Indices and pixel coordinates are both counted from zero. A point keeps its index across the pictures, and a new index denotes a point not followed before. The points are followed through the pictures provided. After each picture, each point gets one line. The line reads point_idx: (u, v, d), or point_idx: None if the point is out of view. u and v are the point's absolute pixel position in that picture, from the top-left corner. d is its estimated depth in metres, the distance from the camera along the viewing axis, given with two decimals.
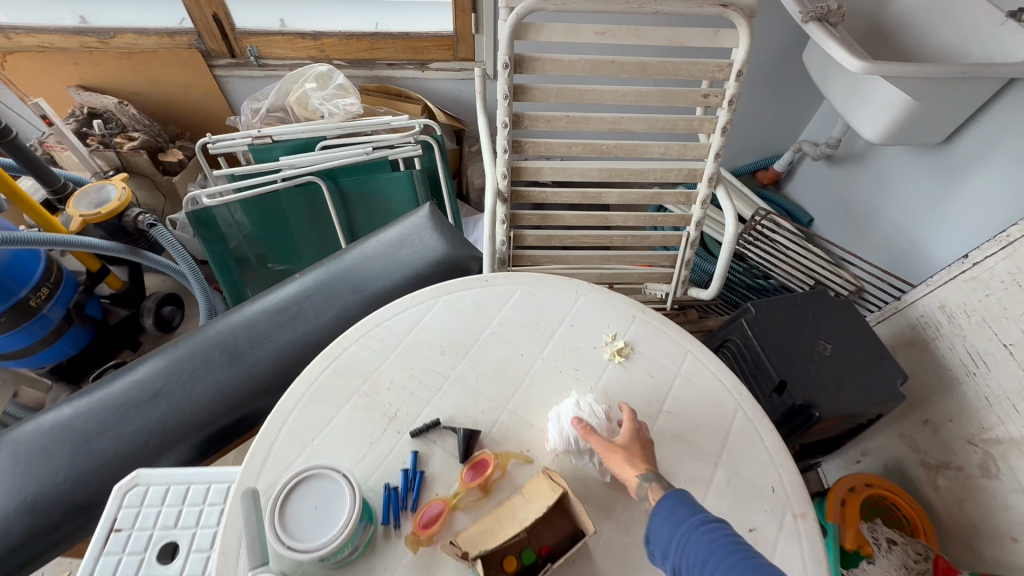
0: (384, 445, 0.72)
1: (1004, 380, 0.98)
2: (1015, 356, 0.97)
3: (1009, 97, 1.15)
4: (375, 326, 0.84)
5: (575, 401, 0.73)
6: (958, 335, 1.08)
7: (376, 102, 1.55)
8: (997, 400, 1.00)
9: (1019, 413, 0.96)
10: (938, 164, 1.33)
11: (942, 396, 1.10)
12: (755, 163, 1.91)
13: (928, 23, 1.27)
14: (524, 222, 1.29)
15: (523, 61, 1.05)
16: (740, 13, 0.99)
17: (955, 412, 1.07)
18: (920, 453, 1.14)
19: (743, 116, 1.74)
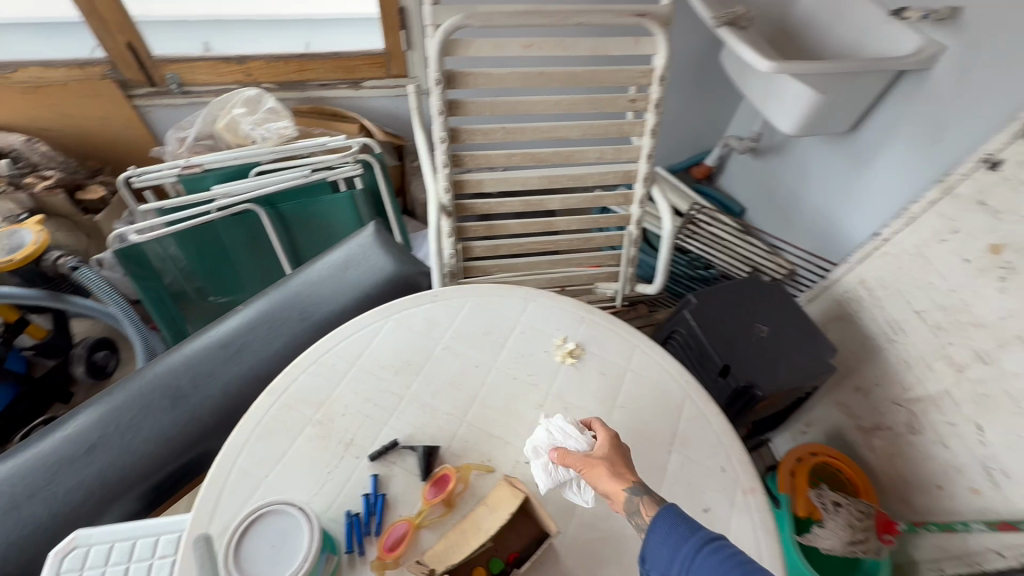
0: (343, 472, 0.71)
1: (919, 344, 1.08)
2: (926, 322, 1.06)
3: (901, 87, 1.27)
4: (325, 352, 0.83)
5: (546, 427, 0.68)
6: (877, 307, 1.17)
7: (311, 123, 1.52)
8: (915, 363, 1.09)
9: (934, 373, 1.05)
10: (847, 151, 1.44)
11: (869, 364, 1.19)
12: (688, 160, 2.01)
13: (827, 23, 1.38)
14: (471, 234, 1.30)
15: (454, 77, 1.07)
16: (657, 22, 1.05)
17: (881, 377, 1.16)
18: (855, 418, 1.23)
19: (672, 116, 1.83)
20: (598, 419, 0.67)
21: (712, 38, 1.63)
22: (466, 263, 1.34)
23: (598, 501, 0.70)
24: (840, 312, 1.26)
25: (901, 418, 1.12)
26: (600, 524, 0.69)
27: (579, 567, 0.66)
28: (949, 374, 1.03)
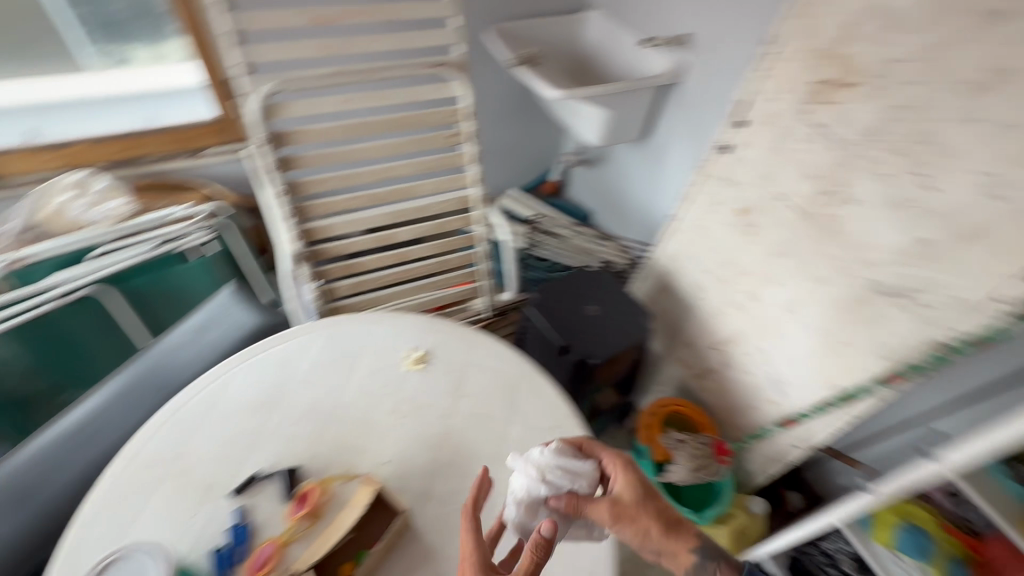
0: (205, 514, 0.74)
1: (715, 296, 1.34)
2: (714, 277, 1.32)
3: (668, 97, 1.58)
4: (178, 410, 0.86)
5: (542, 471, 0.74)
6: (683, 273, 1.42)
7: (151, 198, 1.51)
8: (716, 312, 1.34)
9: (728, 316, 1.31)
10: (646, 153, 1.74)
11: (689, 321, 1.44)
12: (535, 179, 2.25)
13: (607, 53, 1.67)
14: (330, 276, 1.38)
15: (281, 136, 1.16)
16: (453, 69, 1.23)
17: (699, 329, 1.41)
18: (691, 368, 1.46)
19: (509, 144, 2.06)
20: (613, 463, 0.79)
21: (508, 77, 1.86)
22: (333, 304, 1.41)
23: (451, 478, 0.81)
24: (661, 284, 1.50)
25: (718, 359, 1.36)
26: (455, 496, 0.80)
27: (439, 537, 0.76)
28: (738, 315, 1.28)
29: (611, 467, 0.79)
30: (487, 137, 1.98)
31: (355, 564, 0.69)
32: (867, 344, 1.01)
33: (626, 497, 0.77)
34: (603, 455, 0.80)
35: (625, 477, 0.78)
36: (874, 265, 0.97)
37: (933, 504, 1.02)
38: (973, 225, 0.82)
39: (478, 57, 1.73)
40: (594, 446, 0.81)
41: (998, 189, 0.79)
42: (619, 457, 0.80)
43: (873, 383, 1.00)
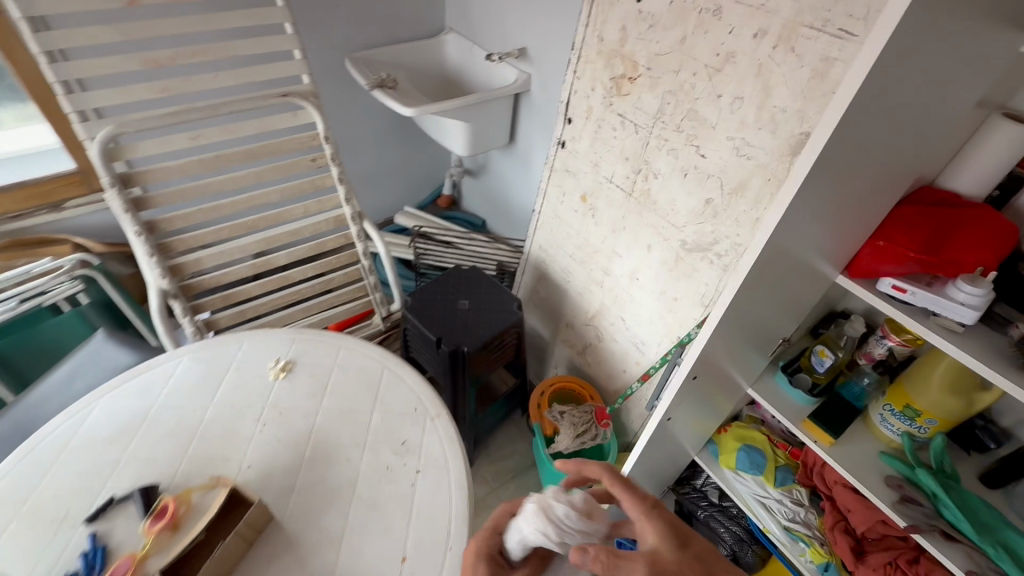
0: (57, 545, 0.75)
1: (578, 277, 1.47)
2: (575, 260, 1.46)
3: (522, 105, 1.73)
4: (28, 453, 0.86)
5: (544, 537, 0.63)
6: (552, 261, 1.55)
7: (11, 256, 1.44)
8: (581, 292, 1.48)
9: (591, 294, 1.44)
10: (516, 158, 1.88)
11: (563, 304, 1.56)
12: (429, 196, 2.34)
13: (466, 70, 1.81)
14: (210, 309, 1.39)
15: (132, 177, 1.18)
16: (302, 97, 1.30)
17: (572, 310, 1.53)
18: (574, 348, 1.58)
19: (396, 166, 2.14)
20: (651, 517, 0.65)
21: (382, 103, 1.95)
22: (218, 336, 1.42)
23: (314, 471, 0.87)
24: (537, 274, 1.62)
25: (592, 334, 1.49)
26: (318, 486, 0.85)
27: (301, 526, 0.81)
28: (598, 292, 1.42)
29: (636, 511, 0.66)
30: (362, 165, 2.03)
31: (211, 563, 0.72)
32: (690, 297, 1.16)
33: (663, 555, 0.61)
34: (631, 500, 0.67)
35: (653, 523, 0.64)
36: (681, 228, 1.13)
37: (766, 425, 1.19)
38: (737, 183, 0.99)
39: (336, 86, 1.79)
40: (621, 486, 0.68)
41: (746, 150, 0.95)
42: (642, 495, 0.67)
43: (698, 329, 1.15)
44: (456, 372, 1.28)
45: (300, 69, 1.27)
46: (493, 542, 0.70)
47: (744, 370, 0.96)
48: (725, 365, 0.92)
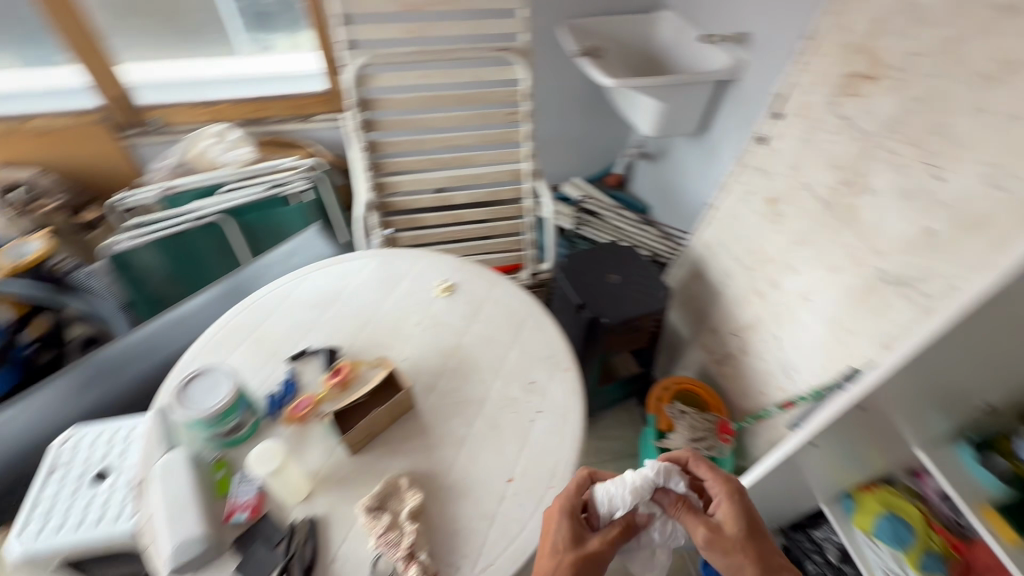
0: (267, 369, 0.98)
1: (739, 283, 1.38)
2: (740, 265, 1.37)
3: (726, 94, 1.63)
4: (260, 297, 1.12)
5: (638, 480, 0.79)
6: (714, 260, 1.47)
7: (270, 151, 1.85)
8: (739, 298, 1.39)
9: (749, 303, 1.35)
10: (703, 148, 1.80)
11: (714, 307, 1.48)
12: (600, 171, 2.35)
13: (674, 50, 1.76)
14: (396, 227, 1.61)
15: (368, 102, 1.41)
16: (517, 54, 1.40)
17: (722, 315, 1.45)
18: (712, 354, 1.50)
19: (577, 136, 2.18)
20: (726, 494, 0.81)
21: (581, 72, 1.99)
22: None
23: (453, 379, 0.98)
24: (692, 270, 1.56)
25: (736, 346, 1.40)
26: (453, 393, 0.96)
27: (434, 421, 0.92)
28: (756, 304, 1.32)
29: (716, 488, 0.82)
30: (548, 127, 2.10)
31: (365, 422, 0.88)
32: (867, 335, 1.03)
33: (726, 524, 0.78)
34: (714, 481, 0.83)
35: (729, 503, 0.80)
36: (884, 255, 0.99)
37: (926, 502, 0.99)
38: (975, 216, 0.84)
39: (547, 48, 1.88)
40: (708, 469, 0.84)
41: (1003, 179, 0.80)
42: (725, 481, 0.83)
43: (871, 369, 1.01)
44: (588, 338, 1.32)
45: (522, 27, 1.37)
46: (579, 500, 0.80)
47: (917, 425, 0.84)
48: (892, 410, 0.81)
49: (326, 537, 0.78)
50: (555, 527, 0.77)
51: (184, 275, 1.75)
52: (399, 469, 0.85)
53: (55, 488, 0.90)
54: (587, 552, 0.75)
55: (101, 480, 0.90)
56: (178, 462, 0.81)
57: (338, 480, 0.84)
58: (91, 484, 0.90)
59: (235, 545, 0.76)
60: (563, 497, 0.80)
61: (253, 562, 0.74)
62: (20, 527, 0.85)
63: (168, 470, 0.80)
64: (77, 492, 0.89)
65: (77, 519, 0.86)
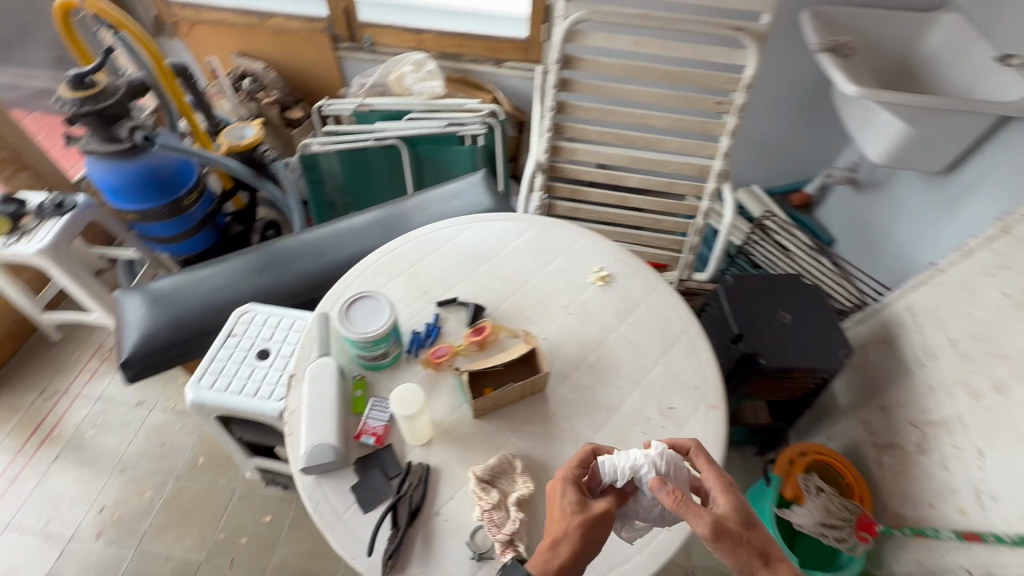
0: (416, 306, 1.01)
1: (945, 369, 1.12)
2: (955, 349, 1.11)
3: (1006, 134, 1.29)
4: (423, 234, 1.14)
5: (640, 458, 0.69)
6: (917, 332, 1.21)
7: (457, 89, 1.87)
8: (937, 386, 1.13)
9: (951, 397, 1.09)
10: (942, 192, 1.47)
11: (896, 385, 1.24)
12: (787, 185, 2.05)
13: (946, 65, 1.42)
14: (557, 194, 1.56)
15: (571, 60, 1.33)
16: (752, 37, 1.22)
17: (905, 398, 1.20)
18: (873, 436, 1.27)
19: (776, 140, 1.91)
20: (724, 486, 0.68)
21: (809, 70, 1.71)
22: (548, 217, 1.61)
23: (588, 377, 0.92)
24: (883, 333, 1.30)
25: (914, 440, 1.16)
26: (585, 391, 0.91)
27: (559, 413, 0.88)
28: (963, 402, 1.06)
29: (714, 482, 0.69)
30: (751, 124, 1.86)
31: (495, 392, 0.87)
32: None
33: (725, 518, 0.66)
34: (711, 472, 0.70)
35: (729, 495, 0.67)
36: None
37: None
38: None
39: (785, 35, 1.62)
40: (704, 460, 0.71)
41: None
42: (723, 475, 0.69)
43: None
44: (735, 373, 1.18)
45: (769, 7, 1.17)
46: (578, 470, 0.72)
47: None
48: None
49: (436, 489, 0.79)
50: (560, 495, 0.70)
51: (355, 188, 1.88)
52: (515, 449, 0.84)
53: (228, 351, 1.02)
54: (595, 520, 0.67)
55: (263, 358, 1.01)
56: (327, 369, 0.87)
57: (457, 438, 0.84)
58: (254, 359, 1.01)
59: (358, 464, 0.80)
60: (564, 469, 0.72)
61: (370, 487, 0.78)
62: (197, 375, 0.99)
63: (318, 373, 0.86)
64: (242, 361, 1.01)
65: (238, 385, 0.98)
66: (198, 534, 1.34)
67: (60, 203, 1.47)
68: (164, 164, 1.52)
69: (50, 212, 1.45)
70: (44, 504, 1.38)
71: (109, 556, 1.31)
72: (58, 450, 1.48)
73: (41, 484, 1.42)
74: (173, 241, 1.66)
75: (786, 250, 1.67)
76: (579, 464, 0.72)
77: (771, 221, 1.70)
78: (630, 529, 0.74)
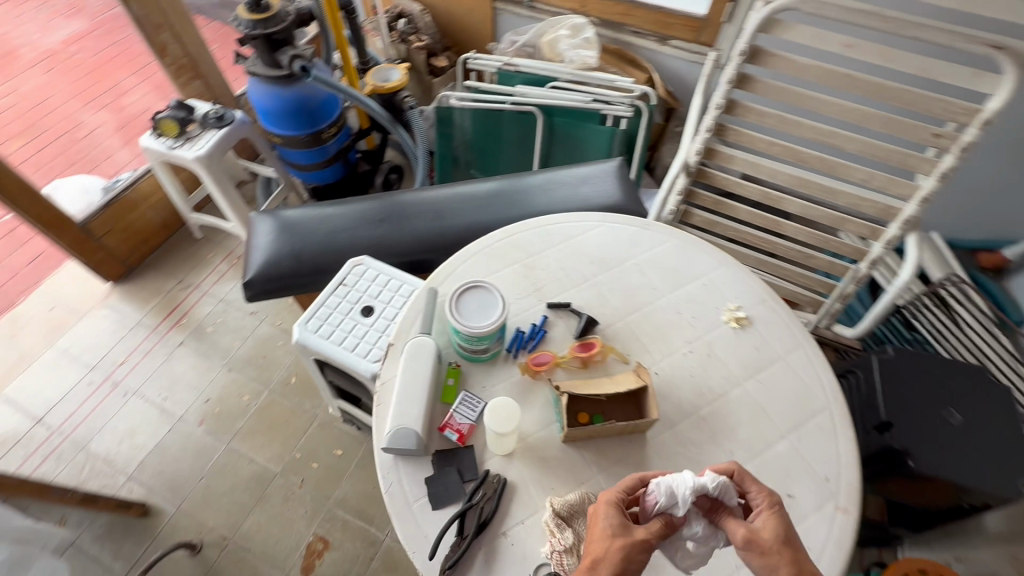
0: (526, 302, 0.94)
1: None
2: None
3: None
4: (548, 224, 1.06)
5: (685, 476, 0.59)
6: None
7: (610, 61, 1.73)
8: None
9: None
10: None
11: None
12: (979, 242, 1.68)
13: None
14: (697, 202, 1.39)
15: (759, 54, 1.13)
16: (1015, 60, 0.94)
17: None
18: None
19: (985, 187, 1.55)
20: (767, 499, 0.60)
21: None
22: (680, 225, 1.45)
23: (699, 432, 0.81)
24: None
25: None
26: (690, 447, 0.80)
27: (656, 464, 0.79)
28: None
29: (757, 499, 0.60)
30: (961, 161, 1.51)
31: (591, 421, 0.79)
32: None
33: (763, 534, 0.57)
34: (755, 491, 0.61)
35: (773, 513, 0.58)
36: None
37: None
38: None
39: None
40: (747, 479, 0.62)
41: None
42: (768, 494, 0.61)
43: None
44: (870, 463, 1.00)
45: None
46: (623, 492, 0.63)
47: None
48: None
49: (509, 507, 0.75)
50: (600, 516, 0.61)
51: (482, 149, 1.84)
52: (600, 489, 0.76)
53: (336, 300, 1.04)
54: (639, 546, 0.58)
55: (367, 315, 1.01)
56: (425, 350, 0.84)
57: (540, 458, 0.78)
58: (358, 314, 1.02)
59: (437, 456, 0.77)
60: (607, 494, 0.63)
61: (443, 484, 0.75)
62: (305, 316, 1.01)
63: (417, 352, 0.84)
64: (347, 314, 1.02)
65: (340, 336, 0.99)
66: (279, 448, 1.45)
67: (221, 116, 1.57)
68: (314, 96, 1.56)
69: (213, 123, 1.56)
70: (165, 382, 1.56)
71: (206, 444, 1.46)
72: (183, 337, 1.66)
73: (165, 363, 1.60)
74: (308, 170, 1.74)
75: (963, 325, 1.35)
76: (626, 489, 0.63)
77: (952, 288, 1.37)
78: (686, 555, 0.61)
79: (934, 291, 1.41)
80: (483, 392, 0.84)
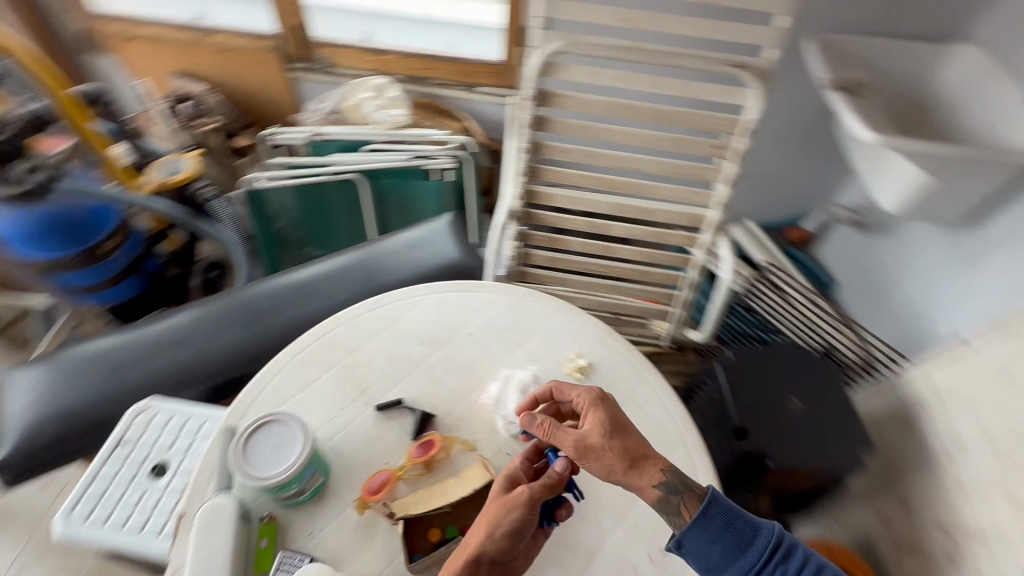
0: (349, 414, 0.81)
1: (976, 470, 0.89)
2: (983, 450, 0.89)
3: None
4: (367, 310, 0.94)
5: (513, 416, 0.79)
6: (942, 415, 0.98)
7: (424, 116, 1.70)
8: (967, 485, 0.90)
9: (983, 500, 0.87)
10: (959, 237, 1.27)
11: (915, 472, 1.02)
12: (781, 219, 1.78)
13: (969, 103, 1.20)
14: (534, 242, 1.38)
15: (548, 95, 1.16)
16: (751, 74, 1.06)
17: (926, 494, 0.98)
18: (893, 533, 1.04)
19: (761, 168, 1.64)
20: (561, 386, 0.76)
21: (814, 98, 1.46)
22: (524, 267, 1.43)
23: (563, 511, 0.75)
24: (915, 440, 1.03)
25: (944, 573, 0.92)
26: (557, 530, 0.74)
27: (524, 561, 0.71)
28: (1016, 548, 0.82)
29: (581, 402, 0.72)
30: (750, 159, 1.61)
31: (444, 535, 0.69)
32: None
33: (593, 433, 0.68)
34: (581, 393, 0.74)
35: (594, 412, 0.70)
36: None
37: None
38: None
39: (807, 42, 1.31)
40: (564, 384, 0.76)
41: None
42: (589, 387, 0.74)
43: None
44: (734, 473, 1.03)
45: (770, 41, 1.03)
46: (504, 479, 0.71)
47: None
48: None
49: None
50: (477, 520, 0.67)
51: (311, 223, 1.67)
52: None
53: (113, 468, 0.84)
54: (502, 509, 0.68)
55: (158, 477, 0.84)
56: (223, 516, 0.67)
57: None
58: (145, 480, 0.84)
59: None
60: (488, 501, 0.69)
61: None
62: (68, 503, 0.82)
63: (208, 523, 0.66)
64: (128, 483, 0.83)
65: (122, 516, 0.81)
66: None
67: None
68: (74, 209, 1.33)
69: None
70: None
71: None
72: None
73: None
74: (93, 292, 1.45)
75: (793, 306, 1.42)
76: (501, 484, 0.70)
77: (774, 273, 1.43)
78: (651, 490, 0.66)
79: (763, 276, 1.45)
80: (308, 541, 0.70)
